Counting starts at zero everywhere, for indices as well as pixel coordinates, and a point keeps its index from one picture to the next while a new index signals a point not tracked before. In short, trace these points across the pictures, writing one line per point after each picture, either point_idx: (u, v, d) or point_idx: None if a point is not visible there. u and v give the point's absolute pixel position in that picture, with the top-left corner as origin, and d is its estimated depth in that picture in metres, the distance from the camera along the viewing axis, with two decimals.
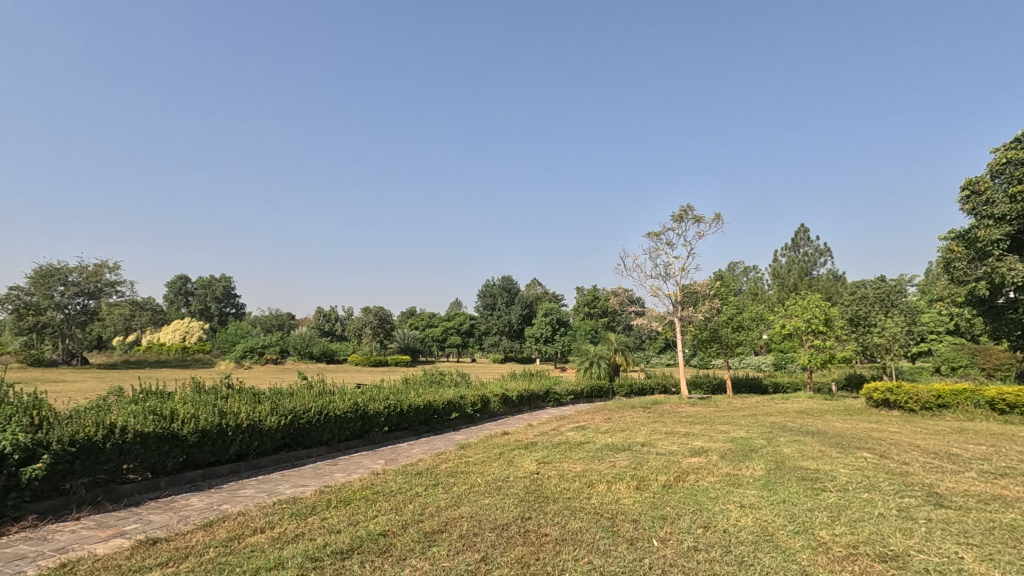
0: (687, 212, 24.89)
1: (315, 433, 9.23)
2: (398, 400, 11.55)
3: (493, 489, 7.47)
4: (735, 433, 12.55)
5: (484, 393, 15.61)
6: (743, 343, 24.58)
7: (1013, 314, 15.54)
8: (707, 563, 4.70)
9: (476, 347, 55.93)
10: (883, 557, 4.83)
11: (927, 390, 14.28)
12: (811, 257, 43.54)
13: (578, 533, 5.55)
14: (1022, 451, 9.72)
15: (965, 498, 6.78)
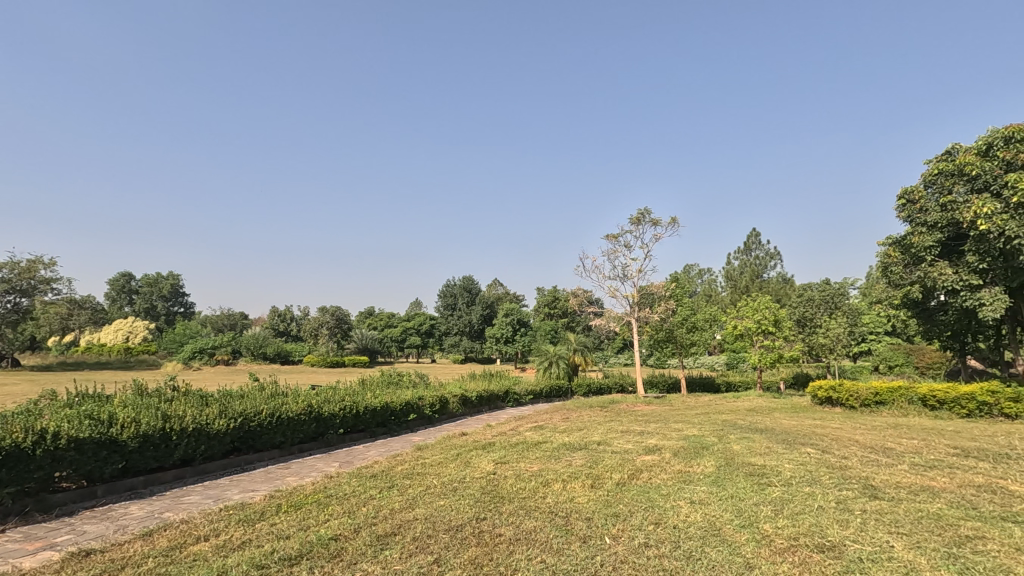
0: (645, 214, 25.37)
1: (267, 437, 8.92)
2: (354, 402, 11.31)
3: (448, 490, 7.39)
4: (688, 431, 12.84)
5: (443, 394, 15.48)
6: (697, 344, 25.28)
7: (943, 316, 16.50)
8: (657, 559, 4.77)
9: (436, 348, 55.54)
10: (822, 548, 5.01)
11: (866, 387, 15.09)
12: (762, 260, 45.19)
13: (532, 533, 5.55)
14: (949, 444, 10.33)
15: (898, 489, 7.14)
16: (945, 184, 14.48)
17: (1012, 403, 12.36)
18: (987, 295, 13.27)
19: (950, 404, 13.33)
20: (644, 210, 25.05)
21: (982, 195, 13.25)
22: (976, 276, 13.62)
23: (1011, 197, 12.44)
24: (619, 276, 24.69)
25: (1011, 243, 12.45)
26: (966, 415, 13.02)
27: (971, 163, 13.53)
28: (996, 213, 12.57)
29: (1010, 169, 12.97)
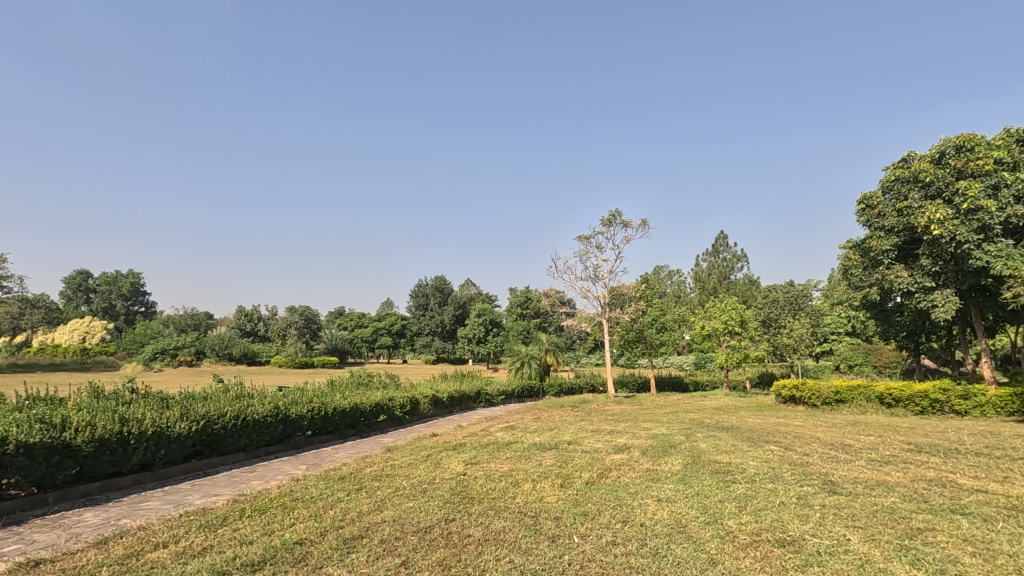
0: (616, 216, 25.66)
1: (231, 440, 8.65)
2: (322, 403, 11.08)
3: (418, 492, 7.30)
4: (656, 430, 13.00)
5: (413, 395, 15.31)
6: (666, 343, 25.78)
7: (899, 317, 17.15)
8: (624, 556, 4.79)
9: (408, 348, 55.02)
10: (783, 542, 5.11)
11: (827, 386, 15.64)
12: (729, 262, 46.19)
13: (501, 534, 5.51)
14: (903, 440, 10.70)
15: (855, 484, 7.35)
16: (901, 190, 14.97)
17: (962, 400, 12.88)
18: (939, 297, 13.86)
19: (905, 402, 13.81)
20: (615, 212, 25.31)
21: (936, 201, 13.75)
22: (930, 279, 14.20)
23: (962, 203, 13.00)
24: (591, 277, 24.89)
25: (963, 247, 12.99)
26: (919, 412, 13.49)
27: (926, 170, 14.03)
28: (948, 219, 13.14)
29: (961, 176, 13.51)
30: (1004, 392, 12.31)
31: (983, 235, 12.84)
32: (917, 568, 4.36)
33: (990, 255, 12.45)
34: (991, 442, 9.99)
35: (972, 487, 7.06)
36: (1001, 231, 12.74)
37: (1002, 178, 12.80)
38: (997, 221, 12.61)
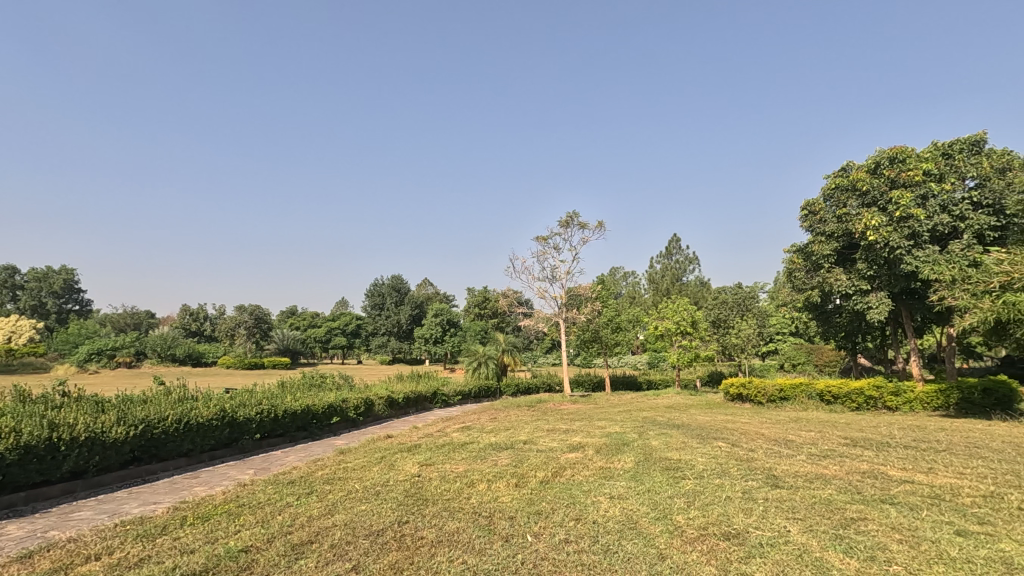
0: (573, 218, 25.99)
1: (173, 444, 8.24)
2: (272, 405, 10.70)
3: (370, 495, 7.14)
4: (610, 429, 13.21)
5: (368, 396, 14.99)
6: (621, 343, 26.24)
7: (838, 318, 18.05)
8: (576, 554, 4.83)
9: (362, 348, 53.97)
10: (728, 535, 5.28)
11: (772, 385, 16.35)
12: (682, 264, 47.46)
13: (455, 534, 5.46)
14: (841, 435, 11.25)
15: (796, 478, 7.68)
16: (839, 198, 15.76)
17: (893, 396, 13.66)
18: (874, 299, 14.70)
19: (843, 399, 14.55)
20: (572, 214, 25.61)
21: (871, 209, 14.53)
22: (865, 282, 15.04)
23: (895, 211, 13.80)
24: (548, 278, 25.08)
25: (895, 253, 13.82)
26: (855, 408, 14.23)
27: (862, 180, 14.80)
28: (882, 226, 13.91)
29: (894, 186, 14.34)
30: (930, 389, 13.14)
31: (913, 241, 13.71)
32: (851, 556, 4.58)
33: (919, 261, 13.33)
34: (919, 436, 10.64)
35: (900, 478, 7.50)
36: (929, 238, 13.64)
37: (930, 189, 13.67)
38: (925, 229, 13.49)
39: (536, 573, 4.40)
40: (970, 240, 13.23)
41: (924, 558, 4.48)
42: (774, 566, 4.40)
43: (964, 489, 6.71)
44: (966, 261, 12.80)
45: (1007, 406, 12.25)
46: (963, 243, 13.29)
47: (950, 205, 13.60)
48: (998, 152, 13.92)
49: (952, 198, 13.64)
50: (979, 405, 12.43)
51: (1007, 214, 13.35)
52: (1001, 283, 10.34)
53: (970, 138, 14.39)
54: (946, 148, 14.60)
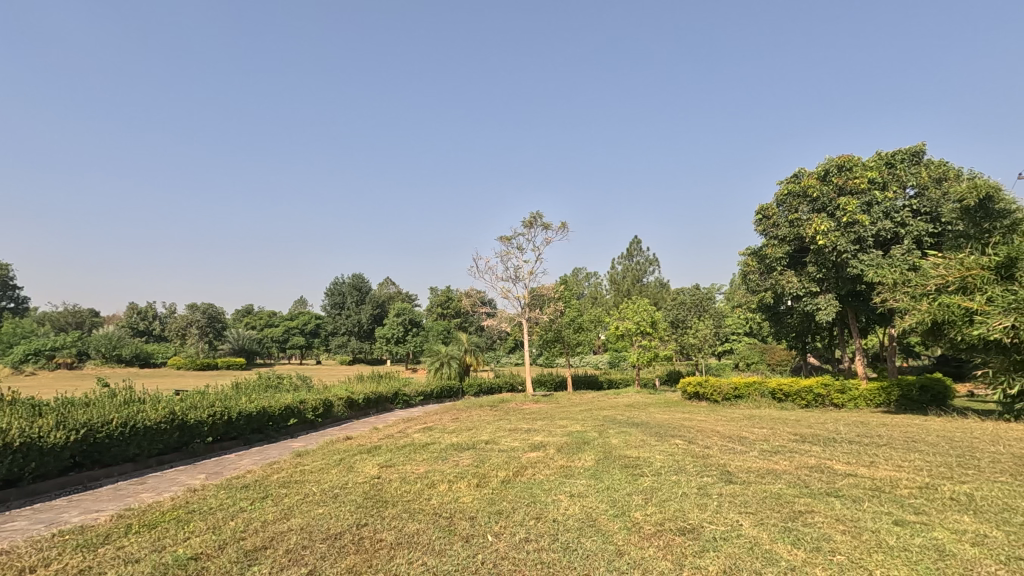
0: (537, 218, 26.16)
1: (118, 449, 7.88)
2: (226, 407, 10.36)
3: (328, 497, 7.00)
4: (571, 428, 13.35)
5: (327, 397, 14.69)
6: (583, 343, 26.55)
7: (790, 319, 18.78)
8: (536, 552, 4.87)
9: (322, 348, 52.81)
10: (683, 531, 5.42)
11: (728, 383, 16.88)
12: (642, 265, 48.37)
13: (415, 536, 5.42)
14: (790, 431, 11.71)
15: (748, 473, 7.95)
16: (792, 203, 16.40)
17: (839, 393, 14.32)
18: (822, 300, 15.38)
19: (793, 396, 15.16)
20: (536, 214, 25.77)
21: (820, 214, 15.17)
22: (815, 284, 15.72)
23: (842, 217, 14.45)
24: (511, 278, 25.15)
25: (842, 256, 14.48)
26: (805, 405, 14.85)
27: (813, 186, 15.41)
28: (830, 230, 14.55)
29: (842, 193, 15.03)
30: (873, 386, 13.85)
31: (858, 246, 14.41)
32: (798, 548, 4.77)
33: (864, 264, 14.04)
34: (862, 431, 11.19)
35: (845, 472, 7.86)
36: (873, 242, 14.37)
37: (874, 196, 14.39)
38: (869, 233, 14.20)
39: (496, 573, 4.41)
40: (910, 245, 14.00)
41: (864, 547, 4.71)
42: (727, 560, 4.54)
43: (902, 481, 7.10)
44: (906, 265, 13.54)
45: (942, 402, 13.05)
46: (904, 247, 14.04)
47: (893, 212, 14.35)
48: (936, 163, 14.78)
49: (894, 205, 14.38)
50: (917, 401, 13.18)
51: (943, 222, 14.19)
52: (936, 285, 10.98)
53: (911, 149, 15.22)
54: (890, 158, 15.39)
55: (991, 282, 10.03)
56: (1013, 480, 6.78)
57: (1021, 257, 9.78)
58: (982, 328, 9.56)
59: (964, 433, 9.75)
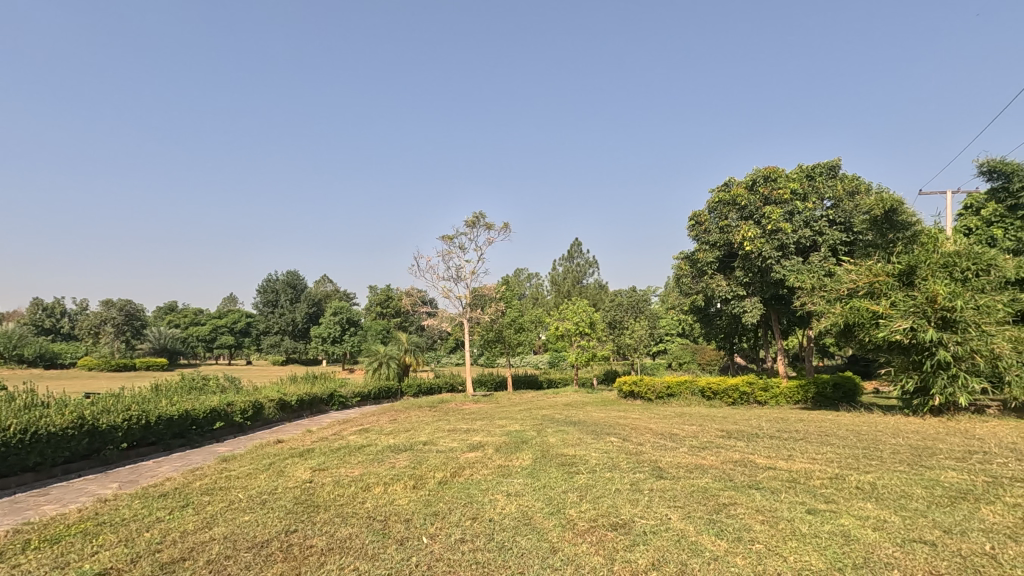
0: (479, 218, 26.15)
1: (16, 458, 7.20)
2: (143, 411, 9.69)
3: (255, 504, 6.67)
4: (510, 427, 13.43)
5: (257, 398, 14.03)
6: (523, 343, 26.76)
7: (719, 320, 19.71)
8: (471, 552, 4.85)
9: (252, 348, 50.43)
10: (615, 526, 5.56)
11: (661, 382, 17.48)
12: (582, 267, 49.34)
13: (348, 541, 5.26)
14: (717, 428, 12.28)
15: (678, 469, 8.27)
16: (722, 210, 17.14)
17: (762, 391, 15.18)
18: (748, 303, 16.24)
19: (721, 394, 15.91)
20: (478, 215, 25.78)
21: (747, 222, 15.98)
22: (742, 288, 16.56)
23: (767, 225, 15.32)
24: (453, 278, 25.00)
25: (766, 262, 15.36)
26: (731, 403, 15.62)
27: (741, 195, 16.20)
28: (756, 238, 15.38)
29: (767, 202, 15.89)
30: (793, 384, 14.80)
31: (781, 252, 15.33)
32: (721, 539, 5.00)
33: (786, 270, 15.00)
34: (781, 426, 11.90)
35: (765, 465, 8.33)
36: (794, 249, 15.32)
37: (796, 206, 15.32)
38: (791, 240, 15.11)
39: None
40: (826, 253, 15.08)
41: (780, 536, 5.00)
42: (656, 552, 4.69)
43: (815, 472, 7.61)
44: (822, 271, 14.54)
45: (851, 397, 14.12)
46: (820, 255, 15.06)
47: (811, 221, 15.35)
48: (849, 177, 15.93)
49: (812, 215, 15.40)
50: (830, 398, 14.19)
51: (855, 231, 15.31)
52: (848, 290, 11.82)
53: (828, 163, 16.33)
54: (810, 171, 16.46)
55: (894, 289, 10.92)
56: (909, 469, 7.41)
57: (920, 266, 10.70)
58: (887, 330, 10.39)
59: (869, 427, 10.57)
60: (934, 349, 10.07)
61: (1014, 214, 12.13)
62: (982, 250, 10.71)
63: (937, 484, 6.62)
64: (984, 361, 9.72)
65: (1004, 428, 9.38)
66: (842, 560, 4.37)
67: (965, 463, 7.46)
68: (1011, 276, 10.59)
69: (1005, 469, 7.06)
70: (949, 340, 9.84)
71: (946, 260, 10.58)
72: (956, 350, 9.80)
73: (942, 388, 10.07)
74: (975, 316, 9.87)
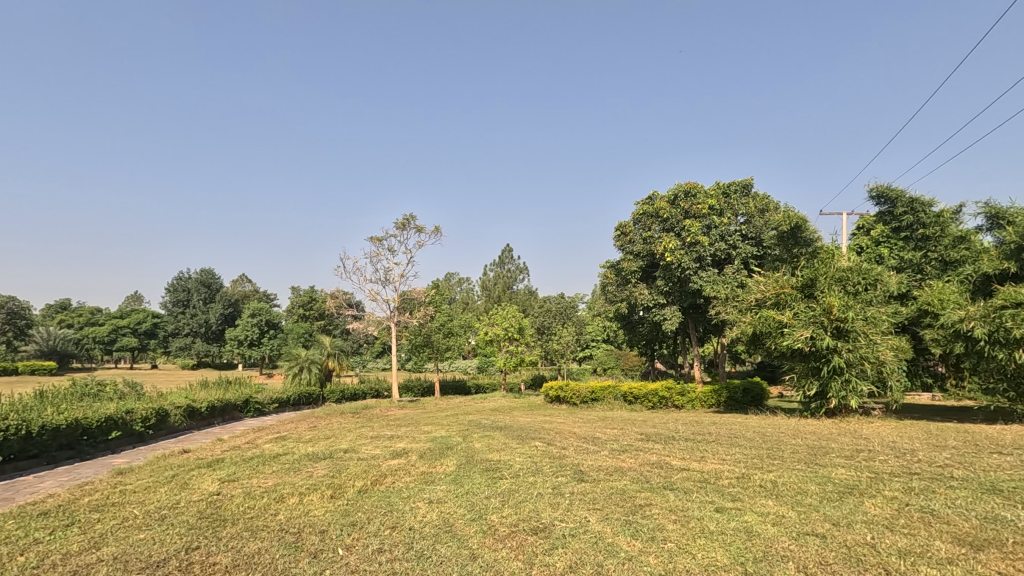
0: (409, 221, 25.73)
1: None
2: (24, 420, 8.60)
3: (153, 520, 6.06)
4: (435, 433, 13.17)
5: (161, 405, 12.89)
6: (452, 348, 26.26)
7: (641, 327, 20.41)
8: (388, 563, 4.63)
9: (158, 351, 46.57)
10: (536, 530, 5.51)
11: (585, 387, 17.80)
12: (513, 273, 49.41)
13: (255, 556, 4.87)
14: (638, 431, 12.62)
15: (598, 472, 8.40)
16: (645, 222, 17.70)
17: (680, 396, 15.82)
18: (668, 311, 16.93)
19: (641, 399, 16.40)
20: (409, 216, 25.33)
21: (669, 234, 16.63)
22: (663, 296, 17.22)
23: (686, 238, 16.04)
24: (381, 280, 24.30)
25: (686, 273, 16.06)
26: (651, 407, 16.15)
27: (663, 209, 16.84)
28: (676, 249, 16.07)
29: (687, 216, 16.62)
30: (707, 389, 15.55)
31: (698, 263, 16.10)
32: (637, 539, 5.08)
33: (703, 281, 15.80)
34: (697, 429, 12.44)
35: (680, 466, 8.63)
36: (710, 261, 16.14)
37: (713, 220, 16.15)
38: (707, 253, 15.93)
39: None
40: (739, 265, 15.99)
41: (692, 534, 5.15)
42: (574, 555, 4.68)
43: (726, 472, 7.97)
44: (735, 282, 15.40)
45: (759, 402, 15.03)
46: (734, 267, 15.97)
47: (727, 235, 16.22)
48: (760, 195, 16.98)
49: (728, 229, 16.29)
50: (740, 402, 15.05)
51: (765, 246, 16.35)
52: (757, 300, 12.55)
53: (742, 181, 17.32)
54: (726, 188, 17.37)
55: (797, 300, 11.73)
56: (808, 468, 7.93)
57: (818, 278, 11.57)
58: (790, 338, 11.09)
59: (774, 429, 11.26)
60: (829, 356, 10.92)
61: (898, 235, 13.37)
62: (870, 267, 11.78)
63: (830, 480, 7.11)
64: (870, 367, 10.67)
65: (885, 428, 10.31)
66: (746, 555, 4.54)
67: (855, 461, 8.09)
68: (894, 291, 11.69)
69: (888, 466, 7.71)
70: (842, 348, 10.72)
71: (841, 274, 11.53)
72: (848, 357, 10.68)
73: (837, 392, 10.90)
74: (864, 326, 10.81)
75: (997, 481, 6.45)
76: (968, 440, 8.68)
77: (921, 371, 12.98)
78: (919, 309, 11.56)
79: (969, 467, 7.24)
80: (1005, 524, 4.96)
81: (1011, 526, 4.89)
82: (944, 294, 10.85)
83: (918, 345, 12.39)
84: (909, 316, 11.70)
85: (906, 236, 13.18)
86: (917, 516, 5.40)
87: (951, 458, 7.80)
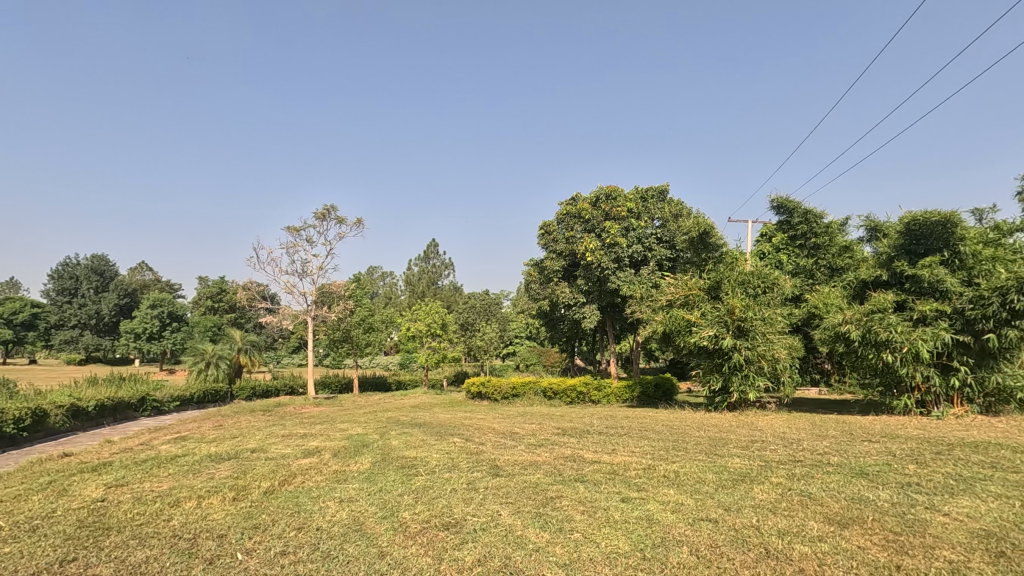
0: (330, 211, 24.77)
1: None
2: None
3: (22, 532, 5.45)
4: (351, 431, 12.82)
5: (39, 404, 11.60)
6: (372, 344, 25.48)
7: (562, 325, 20.95)
8: (291, 565, 4.46)
9: (39, 344, 41.78)
10: (447, 525, 5.53)
11: (506, 383, 18.00)
12: (438, 269, 48.90)
13: (143, 565, 4.53)
14: (554, 426, 12.94)
15: (513, 467, 8.53)
16: (569, 223, 18.13)
17: (596, 391, 16.42)
18: (587, 309, 17.47)
19: (560, 394, 16.86)
20: (329, 206, 24.39)
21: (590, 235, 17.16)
22: (583, 295, 17.75)
23: (606, 239, 16.60)
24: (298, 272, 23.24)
25: (604, 272, 16.67)
26: (569, 402, 16.63)
27: (585, 210, 17.32)
28: (595, 249, 16.61)
29: (607, 218, 17.19)
30: (621, 384, 16.25)
31: (616, 264, 16.74)
32: (545, 531, 5.21)
33: (622, 281, 16.47)
34: (610, 423, 12.94)
35: (591, 459, 8.95)
36: (627, 262, 16.84)
37: (632, 223, 16.83)
38: (625, 254, 16.60)
39: None
40: (653, 266, 16.81)
41: (598, 524, 5.36)
42: (483, 549, 4.74)
43: (632, 464, 8.37)
44: (650, 282, 16.17)
45: (669, 396, 15.89)
46: (649, 268, 16.77)
47: (643, 238, 16.97)
48: (675, 201, 17.92)
49: (644, 232, 17.03)
50: (651, 397, 15.80)
51: (677, 249, 17.26)
52: (668, 301, 13.21)
53: (659, 187, 18.15)
54: (644, 193, 18.12)
55: (703, 301, 12.46)
56: (707, 458, 8.49)
57: (723, 281, 12.38)
58: (697, 336, 11.82)
59: (680, 422, 11.95)
60: (730, 354, 11.76)
61: (794, 243, 14.49)
62: (769, 272, 12.77)
63: (725, 469, 7.65)
64: (767, 363, 11.61)
65: (777, 420, 11.24)
66: (645, 541, 4.80)
67: (749, 451, 8.77)
68: (788, 294, 12.73)
69: (776, 454, 8.42)
70: (741, 346, 11.57)
71: (743, 278, 12.43)
72: (746, 354, 11.55)
73: (737, 386, 11.76)
74: (762, 326, 11.69)
75: (864, 466, 7.24)
76: (845, 430, 9.65)
77: (811, 368, 14.27)
78: (809, 311, 12.70)
79: (843, 454, 8.06)
80: (867, 503, 5.58)
81: (873, 506, 5.50)
82: (829, 298, 11.99)
83: (808, 344, 13.57)
84: (801, 317, 12.79)
85: (800, 244, 14.32)
86: (797, 499, 5.95)
87: (829, 446, 8.66)
